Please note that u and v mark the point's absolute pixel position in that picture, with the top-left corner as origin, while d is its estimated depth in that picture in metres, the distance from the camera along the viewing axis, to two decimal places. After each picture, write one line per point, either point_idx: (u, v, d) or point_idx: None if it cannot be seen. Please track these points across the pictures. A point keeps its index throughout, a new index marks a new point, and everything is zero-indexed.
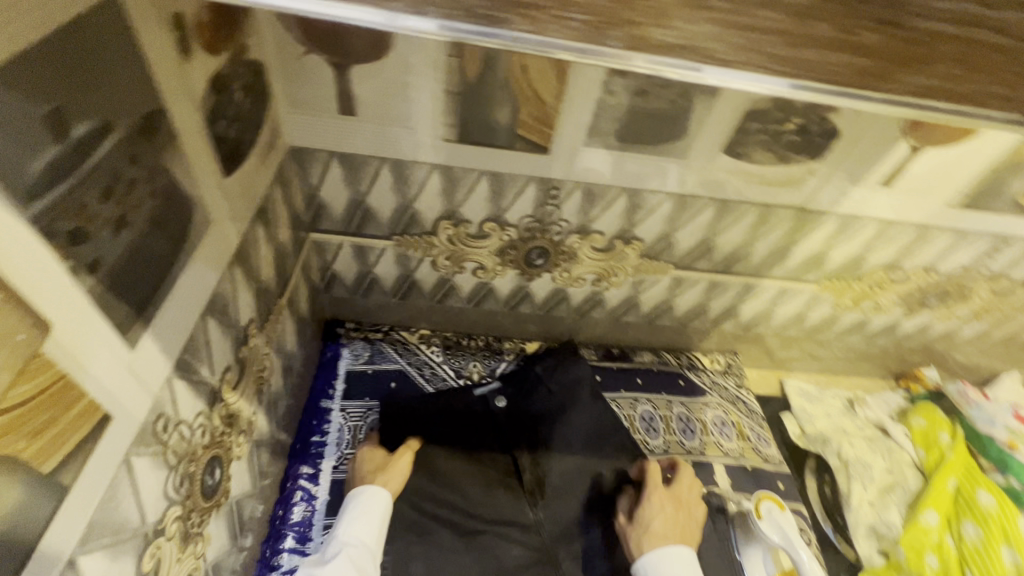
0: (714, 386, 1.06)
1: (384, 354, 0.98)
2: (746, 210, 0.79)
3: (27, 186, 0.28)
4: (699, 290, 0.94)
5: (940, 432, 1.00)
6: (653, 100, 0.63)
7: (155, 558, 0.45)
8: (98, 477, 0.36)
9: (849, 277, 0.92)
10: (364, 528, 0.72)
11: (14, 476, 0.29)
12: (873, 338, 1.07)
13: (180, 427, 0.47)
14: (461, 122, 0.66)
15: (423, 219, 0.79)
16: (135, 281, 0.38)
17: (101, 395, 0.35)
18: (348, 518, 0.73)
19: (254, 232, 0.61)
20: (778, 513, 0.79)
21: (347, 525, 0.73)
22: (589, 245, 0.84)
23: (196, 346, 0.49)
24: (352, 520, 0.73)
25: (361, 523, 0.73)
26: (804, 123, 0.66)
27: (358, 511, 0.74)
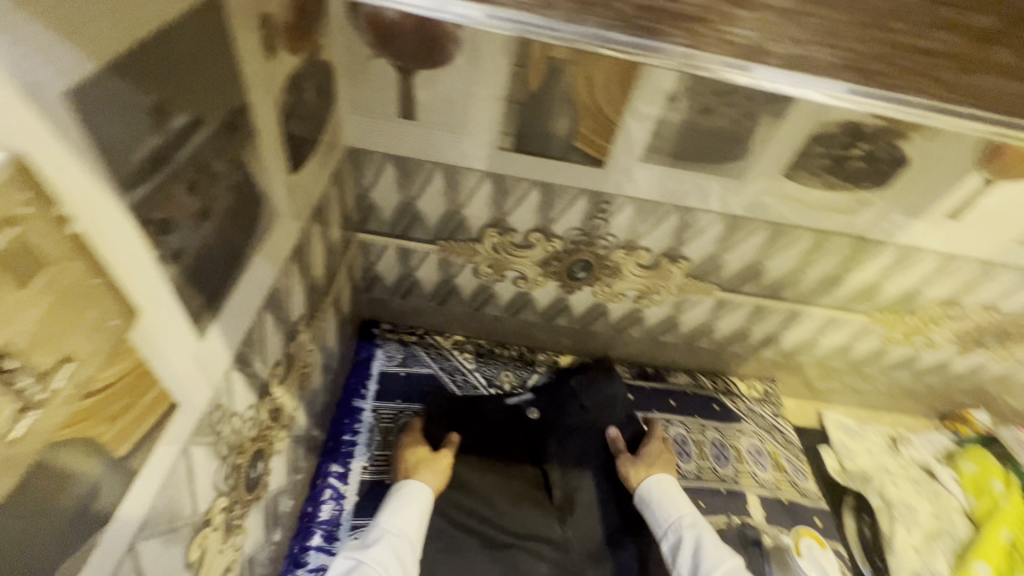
0: (750, 413, 1.03)
1: (417, 358, 0.98)
2: (800, 234, 0.77)
3: (130, 175, 0.28)
4: (743, 313, 0.91)
5: (992, 480, 0.95)
6: (716, 118, 0.62)
7: (201, 548, 0.45)
8: (161, 465, 0.37)
9: (902, 310, 0.88)
10: (407, 519, 0.72)
11: (93, 459, 0.29)
12: (921, 375, 1.03)
13: (233, 418, 0.47)
14: (518, 131, 0.66)
15: (470, 226, 0.79)
16: (209, 272, 0.39)
17: (172, 383, 0.36)
18: (393, 509, 0.73)
19: (310, 229, 0.61)
20: (818, 550, 0.84)
21: (390, 514, 0.73)
22: (635, 261, 0.82)
23: (253, 339, 0.49)
24: (397, 509, 0.73)
25: (405, 515, 0.72)
26: (872, 149, 0.63)
27: (404, 502, 0.74)
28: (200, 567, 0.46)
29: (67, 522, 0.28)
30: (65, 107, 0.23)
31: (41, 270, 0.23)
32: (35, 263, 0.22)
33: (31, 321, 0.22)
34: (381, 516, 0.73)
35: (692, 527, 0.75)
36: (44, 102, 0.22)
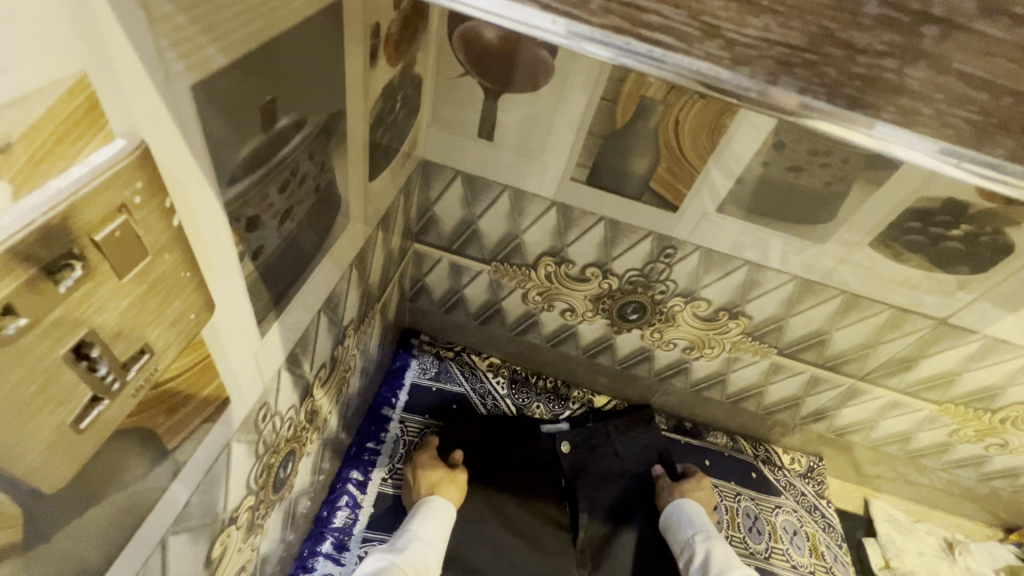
0: (790, 487, 0.97)
1: (451, 375, 0.97)
2: (878, 309, 0.71)
3: (231, 171, 0.28)
4: (799, 382, 0.86)
5: None
6: (806, 177, 0.59)
7: (223, 545, 0.44)
8: (205, 459, 0.36)
9: (978, 406, 0.81)
10: (432, 528, 0.75)
11: (144, 451, 0.28)
12: (988, 478, 0.94)
13: (275, 418, 0.47)
14: (593, 165, 0.64)
15: (527, 251, 0.77)
16: (281, 271, 0.38)
17: (228, 380, 0.35)
18: (418, 520, 0.75)
19: (375, 236, 0.61)
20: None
21: (417, 524, 0.74)
22: (691, 310, 0.79)
23: (307, 340, 0.49)
24: (424, 520, 0.75)
25: (431, 525, 0.75)
26: (973, 231, 0.59)
27: (428, 513, 0.76)
28: (219, 565, 0.45)
29: (112, 511, 0.28)
30: (190, 100, 0.23)
31: (140, 261, 0.22)
32: (138, 253, 0.22)
33: (120, 311, 0.22)
34: (405, 527, 0.74)
35: (705, 540, 0.79)
36: (172, 92, 0.22)
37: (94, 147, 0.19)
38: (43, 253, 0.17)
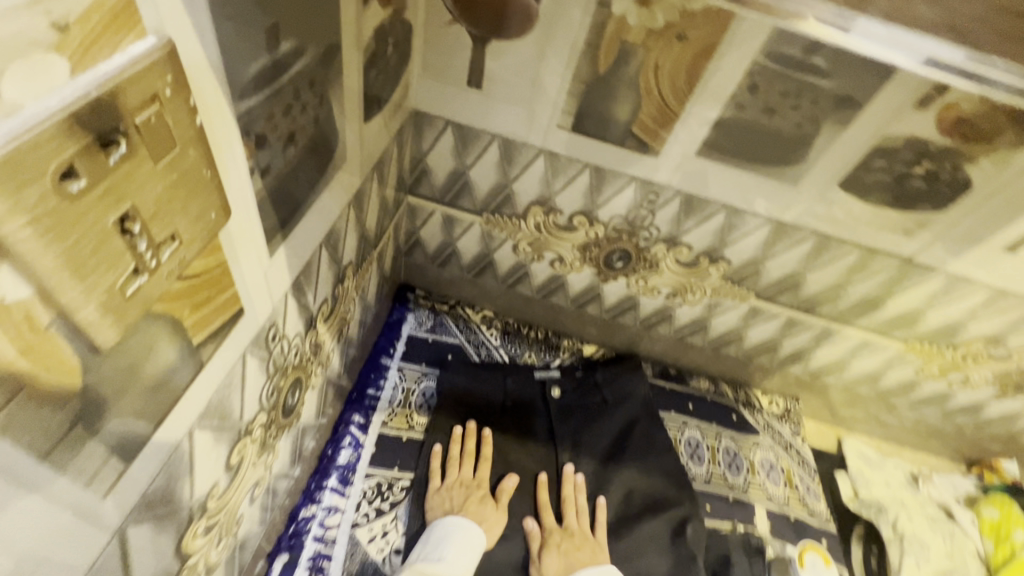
0: (767, 427, 1.03)
1: (445, 327, 1.02)
2: (848, 250, 0.75)
3: (241, 85, 0.31)
4: (775, 325, 0.91)
5: (1015, 529, 0.88)
6: (779, 120, 0.62)
7: (239, 454, 0.48)
8: (222, 365, 0.39)
9: (941, 344, 0.86)
10: (461, 556, 0.72)
11: (175, 340, 0.32)
12: (951, 415, 1.01)
13: (283, 341, 0.50)
14: (578, 112, 0.67)
15: (517, 201, 0.81)
16: (287, 195, 0.42)
17: (242, 291, 0.39)
18: (441, 542, 0.73)
19: (371, 180, 0.64)
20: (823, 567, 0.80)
21: (442, 544, 0.73)
22: (674, 256, 0.83)
23: (310, 271, 0.52)
24: (449, 536, 0.74)
25: (461, 554, 0.72)
26: (934, 169, 0.63)
27: (460, 538, 0.74)
28: (236, 475, 0.49)
29: (150, 392, 0.31)
30: (207, 12, 0.26)
31: (169, 150, 0.25)
32: (167, 141, 0.25)
33: (155, 193, 0.25)
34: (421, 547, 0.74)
35: None
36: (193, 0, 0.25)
37: (131, 41, 0.22)
38: (97, 124, 0.21)
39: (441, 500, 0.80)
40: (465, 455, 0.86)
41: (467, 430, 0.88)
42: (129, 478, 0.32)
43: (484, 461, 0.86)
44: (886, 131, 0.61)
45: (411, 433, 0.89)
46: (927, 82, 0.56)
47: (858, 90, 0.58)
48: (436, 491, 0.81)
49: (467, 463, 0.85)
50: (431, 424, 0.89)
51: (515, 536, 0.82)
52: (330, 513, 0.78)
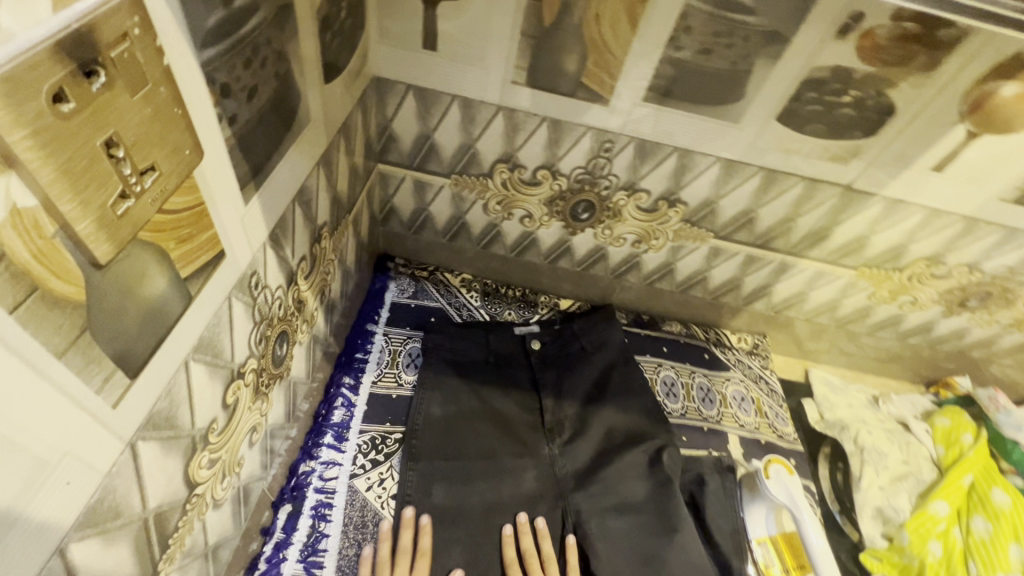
0: (738, 362, 1.10)
1: (427, 292, 1.06)
2: (793, 183, 0.81)
3: (201, 35, 0.34)
4: (736, 263, 0.96)
5: (963, 433, 0.96)
6: (715, 60, 0.67)
7: (235, 395, 0.52)
8: (210, 303, 0.43)
9: (888, 267, 0.93)
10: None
11: (166, 269, 0.36)
12: (906, 336, 1.08)
13: (266, 290, 0.54)
14: (530, 67, 0.71)
15: (482, 160, 0.85)
16: (255, 146, 0.45)
17: (222, 234, 0.43)
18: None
19: (338, 143, 0.67)
20: (786, 476, 0.83)
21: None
22: (635, 203, 0.88)
23: (286, 226, 0.56)
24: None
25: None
26: (861, 95, 0.68)
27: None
28: (233, 415, 0.53)
29: (148, 315, 0.35)
30: None
31: (141, 86, 0.29)
32: (139, 79, 0.29)
33: (132, 124, 0.29)
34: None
35: None
36: None
37: None
38: (75, 55, 0.25)
39: None
40: (399, 554, 0.75)
41: (402, 521, 0.78)
42: (135, 394, 0.36)
43: (421, 557, 0.74)
44: (813, 62, 0.65)
45: (401, 390, 0.93)
46: (844, 12, 0.60)
47: (783, 24, 0.62)
48: None
49: (403, 561, 0.74)
50: (418, 381, 0.94)
51: (505, 474, 0.85)
52: (328, 466, 0.82)
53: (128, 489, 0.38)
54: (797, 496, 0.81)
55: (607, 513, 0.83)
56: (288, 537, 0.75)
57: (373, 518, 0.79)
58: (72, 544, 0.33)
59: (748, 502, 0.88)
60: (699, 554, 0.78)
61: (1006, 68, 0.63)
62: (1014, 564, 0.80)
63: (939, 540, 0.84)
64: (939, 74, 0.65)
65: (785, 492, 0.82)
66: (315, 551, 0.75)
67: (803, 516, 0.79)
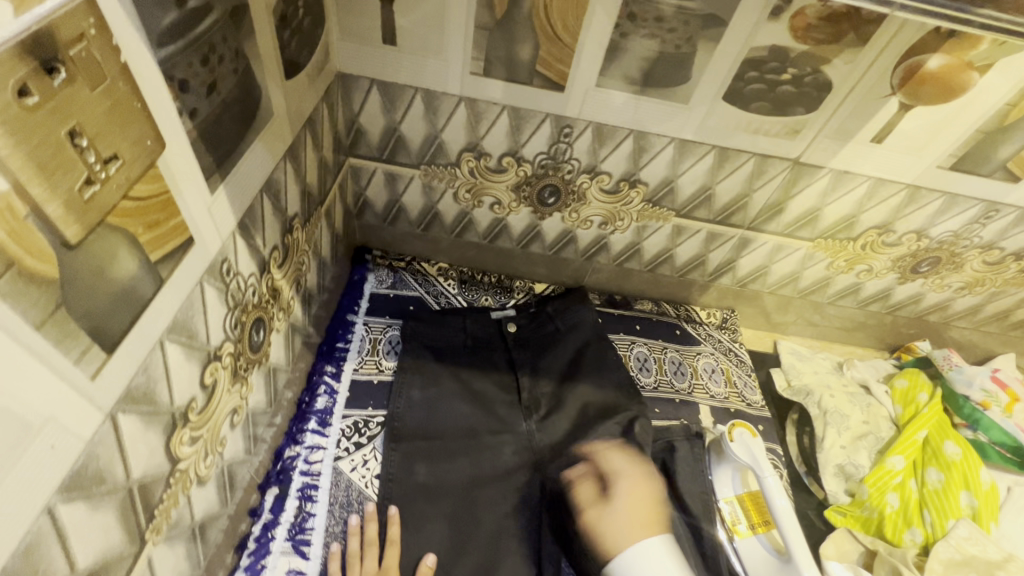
0: (708, 337, 1.14)
1: (405, 282, 1.09)
2: (744, 159, 0.85)
3: (157, 34, 0.37)
4: (699, 240, 1.01)
5: (920, 392, 1.01)
6: (660, 44, 0.71)
7: (213, 375, 0.56)
8: (182, 285, 0.47)
9: (842, 237, 0.97)
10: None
11: (136, 251, 0.40)
12: (866, 304, 1.13)
13: (238, 277, 0.57)
14: (487, 58, 0.74)
15: (449, 150, 0.88)
16: (218, 139, 0.48)
17: (189, 220, 0.46)
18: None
19: (304, 137, 0.70)
20: (749, 438, 0.86)
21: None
22: (598, 185, 0.91)
23: (255, 216, 0.59)
24: (629, 557, 0.74)
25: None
26: (799, 73, 0.72)
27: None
28: (211, 395, 0.56)
29: (121, 293, 0.39)
30: None
31: (99, 81, 0.32)
32: (97, 75, 0.32)
33: (94, 116, 0.32)
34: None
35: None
36: None
37: None
38: (36, 54, 0.28)
39: None
40: (368, 545, 0.77)
41: (365, 516, 0.80)
42: (111, 368, 0.39)
43: (391, 546, 0.77)
44: (751, 43, 0.69)
45: (382, 376, 0.97)
46: None
47: (719, 7, 0.66)
48: None
49: (371, 554, 0.76)
50: (398, 366, 0.97)
51: (484, 452, 0.89)
52: (313, 450, 0.85)
53: (111, 458, 0.41)
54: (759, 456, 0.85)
55: None
56: (276, 518, 0.78)
57: (358, 497, 0.83)
58: (59, 504, 0.37)
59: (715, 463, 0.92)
60: (670, 514, 0.82)
61: (930, 42, 0.68)
62: (964, 510, 0.86)
63: (896, 492, 0.90)
64: (869, 50, 0.69)
65: (748, 452, 0.86)
66: (302, 530, 0.78)
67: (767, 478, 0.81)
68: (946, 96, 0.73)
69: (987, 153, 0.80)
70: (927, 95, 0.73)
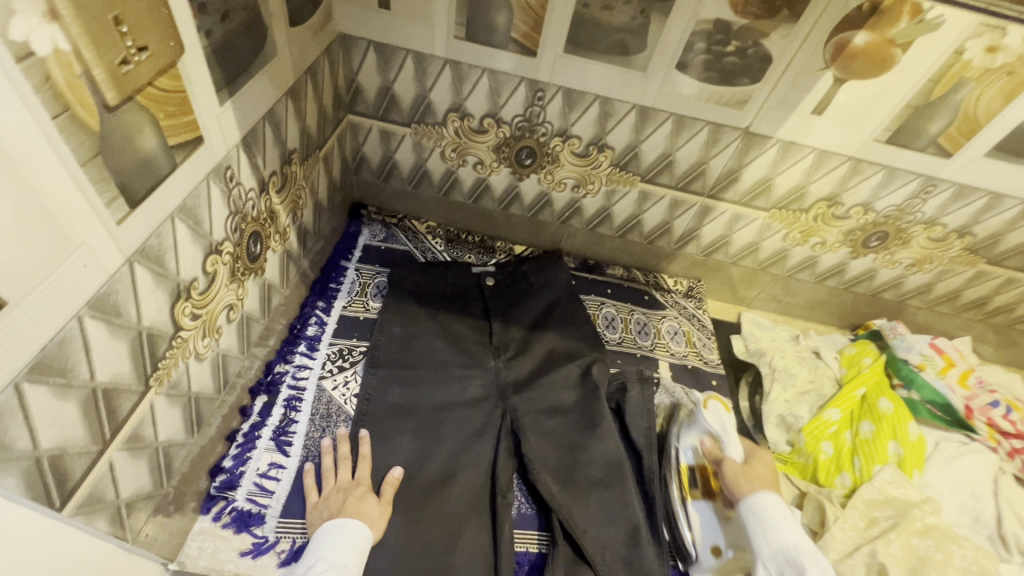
0: (675, 303, 1.22)
1: (396, 237, 1.20)
2: (699, 127, 0.94)
3: None
4: (663, 207, 1.10)
5: (864, 356, 1.08)
6: (618, 15, 0.81)
7: (213, 266, 0.66)
8: (193, 174, 0.57)
9: (795, 209, 1.06)
10: (347, 552, 0.72)
11: (157, 131, 0.50)
12: (824, 278, 1.20)
13: (240, 185, 0.68)
14: (468, 23, 0.85)
15: (436, 109, 0.99)
16: (228, 60, 0.59)
17: (201, 122, 0.57)
18: (326, 539, 0.73)
19: (306, 82, 0.81)
20: (722, 408, 0.94)
21: (323, 545, 0.72)
22: (569, 148, 1.02)
23: (257, 138, 0.70)
24: (765, 502, 0.79)
25: (348, 551, 0.72)
26: (741, 45, 0.82)
27: (343, 533, 0.74)
28: (212, 284, 0.67)
29: (144, 161, 0.49)
30: None
31: None
32: None
33: (133, 11, 0.43)
34: (305, 555, 0.73)
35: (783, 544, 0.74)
36: None
37: None
38: None
39: (318, 514, 0.78)
40: (341, 461, 0.85)
41: (339, 437, 0.88)
42: (133, 220, 0.50)
43: (362, 461, 0.85)
44: (696, 16, 0.79)
45: (367, 313, 1.07)
46: None
47: None
48: (313, 507, 0.80)
49: (344, 467, 0.84)
50: (382, 306, 1.07)
51: (454, 382, 0.98)
52: (300, 369, 0.96)
53: (127, 297, 0.52)
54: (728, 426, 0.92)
55: (541, 414, 0.96)
56: (263, 420, 0.88)
57: (336, 411, 0.93)
58: (86, 317, 0.47)
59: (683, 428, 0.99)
60: (616, 442, 0.92)
61: (854, 20, 0.77)
62: (892, 458, 0.93)
63: (831, 441, 0.97)
64: (802, 26, 0.78)
65: (718, 420, 0.93)
66: (284, 433, 0.88)
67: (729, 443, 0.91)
68: (875, 70, 0.82)
69: (918, 127, 0.88)
70: (856, 69, 0.82)
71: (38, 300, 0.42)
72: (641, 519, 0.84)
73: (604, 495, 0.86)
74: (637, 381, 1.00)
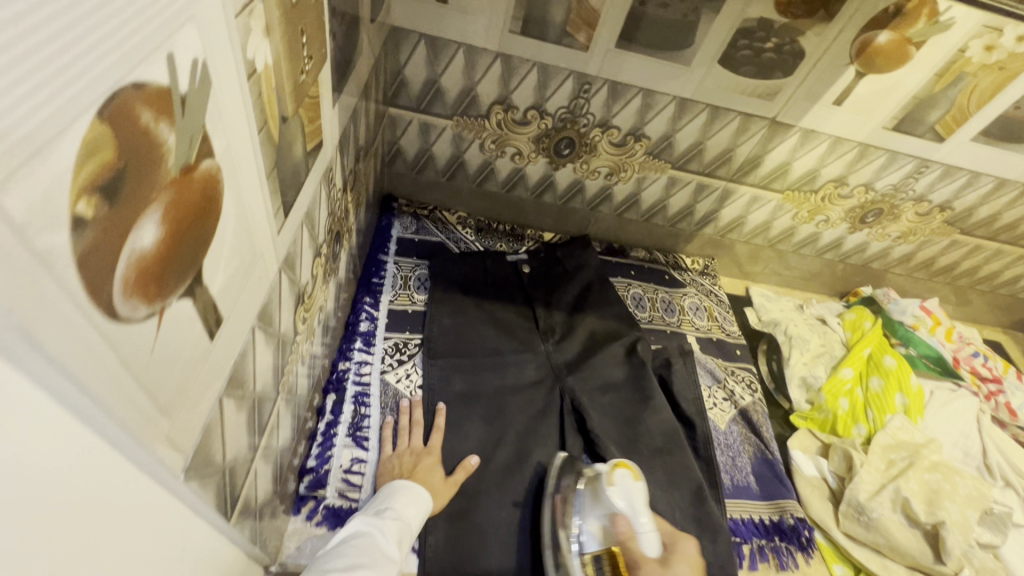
0: (694, 281, 1.30)
1: (427, 229, 1.19)
2: (731, 117, 1.01)
3: None
4: (689, 191, 1.17)
5: (865, 321, 1.21)
6: (672, 12, 0.85)
7: (316, 269, 0.66)
8: (314, 178, 0.57)
9: (807, 190, 1.16)
10: (411, 509, 0.75)
11: (303, 140, 0.50)
12: (823, 253, 1.33)
13: (334, 185, 0.68)
14: (524, 17, 0.87)
15: (481, 102, 1.00)
16: (339, 62, 0.59)
17: (323, 126, 0.56)
18: (394, 493, 0.76)
19: (370, 76, 0.80)
20: (629, 482, 0.83)
21: (391, 497, 0.76)
22: (608, 138, 1.06)
23: (345, 137, 0.69)
24: None
25: (411, 508, 0.75)
26: (780, 42, 0.89)
27: (408, 493, 0.77)
28: (313, 287, 0.67)
29: (294, 169, 0.49)
30: None
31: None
32: None
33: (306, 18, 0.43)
34: (373, 502, 0.76)
35: None
36: None
37: None
38: None
39: (391, 465, 0.84)
40: (415, 424, 0.90)
41: (414, 402, 0.94)
42: (285, 229, 0.50)
43: (436, 431, 0.90)
44: (743, 15, 0.85)
45: (415, 306, 1.07)
46: None
47: None
48: (389, 457, 0.85)
49: (417, 432, 0.90)
50: (429, 297, 1.08)
51: (510, 367, 1.02)
52: (362, 365, 0.96)
53: (275, 306, 0.52)
54: (637, 505, 0.81)
55: (596, 392, 1.02)
56: (337, 418, 0.89)
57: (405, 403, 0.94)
58: (256, 329, 0.47)
59: (586, 506, 0.84)
60: (668, 414, 1.00)
61: (881, 21, 0.85)
62: (899, 407, 1.07)
63: (847, 397, 1.10)
64: (835, 24, 0.86)
65: (626, 498, 0.81)
66: (360, 428, 0.89)
67: (642, 524, 0.79)
68: (891, 65, 0.91)
69: (920, 116, 0.99)
70: (877, 63, 0.91)
71: (237, 314, 0.42)
72: (703, 481, 0.93)
73: (668, 461, 0.94)
74: (681, 358, 1.09)
